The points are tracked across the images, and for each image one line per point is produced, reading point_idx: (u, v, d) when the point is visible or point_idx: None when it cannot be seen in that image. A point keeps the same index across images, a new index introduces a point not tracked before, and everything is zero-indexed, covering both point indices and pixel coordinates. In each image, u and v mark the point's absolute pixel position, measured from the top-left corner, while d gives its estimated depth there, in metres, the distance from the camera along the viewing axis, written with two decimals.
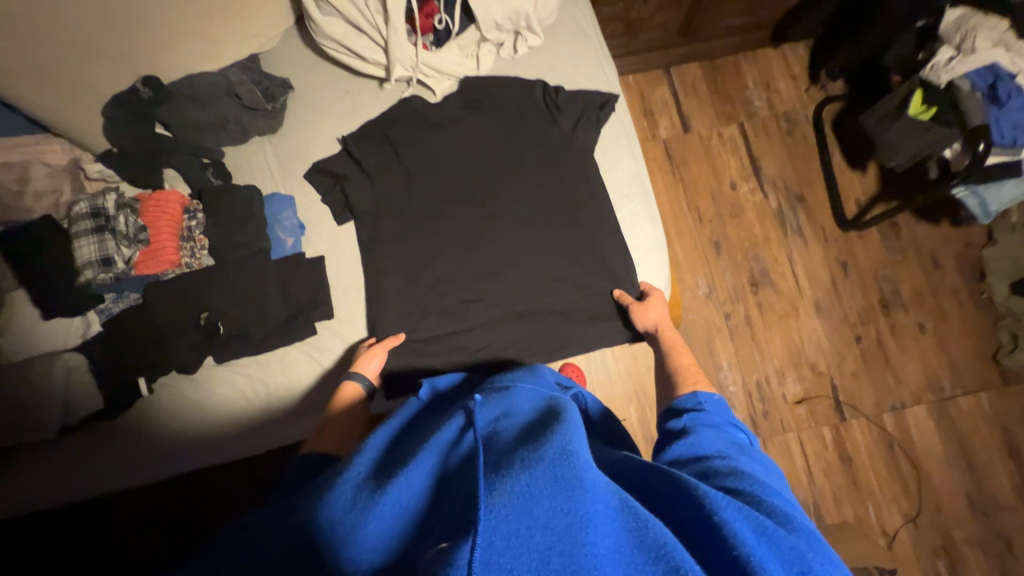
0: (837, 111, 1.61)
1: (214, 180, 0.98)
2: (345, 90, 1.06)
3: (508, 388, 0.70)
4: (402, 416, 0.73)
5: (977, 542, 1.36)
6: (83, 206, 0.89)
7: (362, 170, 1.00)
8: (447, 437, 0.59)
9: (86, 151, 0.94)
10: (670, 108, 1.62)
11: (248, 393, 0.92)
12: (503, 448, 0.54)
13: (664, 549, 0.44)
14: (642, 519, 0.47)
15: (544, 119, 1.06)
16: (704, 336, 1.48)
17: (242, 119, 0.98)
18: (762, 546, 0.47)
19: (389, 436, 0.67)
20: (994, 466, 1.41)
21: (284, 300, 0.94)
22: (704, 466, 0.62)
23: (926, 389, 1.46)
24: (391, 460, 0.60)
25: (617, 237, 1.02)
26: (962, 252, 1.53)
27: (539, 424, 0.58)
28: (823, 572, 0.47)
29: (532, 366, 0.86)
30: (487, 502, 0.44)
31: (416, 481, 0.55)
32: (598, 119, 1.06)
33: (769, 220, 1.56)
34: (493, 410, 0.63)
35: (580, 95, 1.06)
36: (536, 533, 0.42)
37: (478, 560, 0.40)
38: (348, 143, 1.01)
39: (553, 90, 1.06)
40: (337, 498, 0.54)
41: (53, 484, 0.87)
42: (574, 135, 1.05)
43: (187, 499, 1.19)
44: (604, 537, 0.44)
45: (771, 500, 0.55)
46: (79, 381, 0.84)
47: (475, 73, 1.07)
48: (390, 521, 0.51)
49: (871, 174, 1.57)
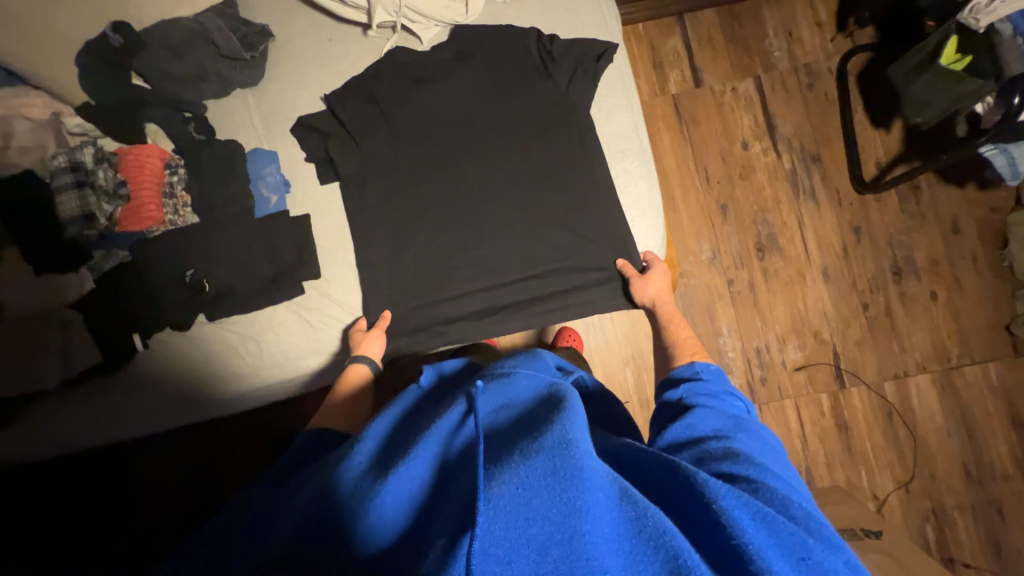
0: (864, 63, 1.49)
1: (196, 136, 0.96)
2: (328, 38, 1.02)
3: (508, 371, 0.71)
4: (401, 403, 0.76)
5: (968, 508, 1.37)
6: (61, 159, 0.87)
7: (346, 130, 0.97)
8: (449, 424, 0.61)
9: (66, 104, 0.92)
10: (682, 59, 1.51)
11: (239, 349, 0.94)
12: (503, 441, 0.56)
13: (662, 538, 0.46)
14: (641, 508, 0.48)
15: (538, 70, 1.00)
16: (705, 302, 1.45)
17: (221, 69, 0.94)
18: (763, 534, 0.47)
19: (390, 423, 0.70)
20: (994, 435, 1.39)
21: (270, 258, 0.94)
22: (702, 447, 0.61)
23: (932, 358, 1.43)
24: (396, 447, 0.63)
25: (612, 199, 0.98)
26: (986, 217, 1.45)
27: (539, 413, 0.60)
28: (824, 558, 0.46)
29: (532, 351, 0.85)
30: (486, 494, 0.47)
31: (419, 469, 0.57)
32: (595, 71, 0.99)
33: (781, 182, 1.48)
34: (494, 396, 0.65)
35: (577, 44, 0.99)
36: (535, 523, 0.45)
37: (479, 551, 0.43)
38: (331, 102, 0.97)
39: (548, 39, 0.99)
40: (347, 488, 0.58)
41: (58, 434, 0.92)
42: (569, 92, 0.99)
43: (183, 451, 1.20)
44: (602, 526, 0.46)
45: (772, 484, 0.55)
46: (75, 335, 0.88)
47: (463, 18, 1.01)
48: (396, 508, 0.54)
49: (895, 133, 1.47)
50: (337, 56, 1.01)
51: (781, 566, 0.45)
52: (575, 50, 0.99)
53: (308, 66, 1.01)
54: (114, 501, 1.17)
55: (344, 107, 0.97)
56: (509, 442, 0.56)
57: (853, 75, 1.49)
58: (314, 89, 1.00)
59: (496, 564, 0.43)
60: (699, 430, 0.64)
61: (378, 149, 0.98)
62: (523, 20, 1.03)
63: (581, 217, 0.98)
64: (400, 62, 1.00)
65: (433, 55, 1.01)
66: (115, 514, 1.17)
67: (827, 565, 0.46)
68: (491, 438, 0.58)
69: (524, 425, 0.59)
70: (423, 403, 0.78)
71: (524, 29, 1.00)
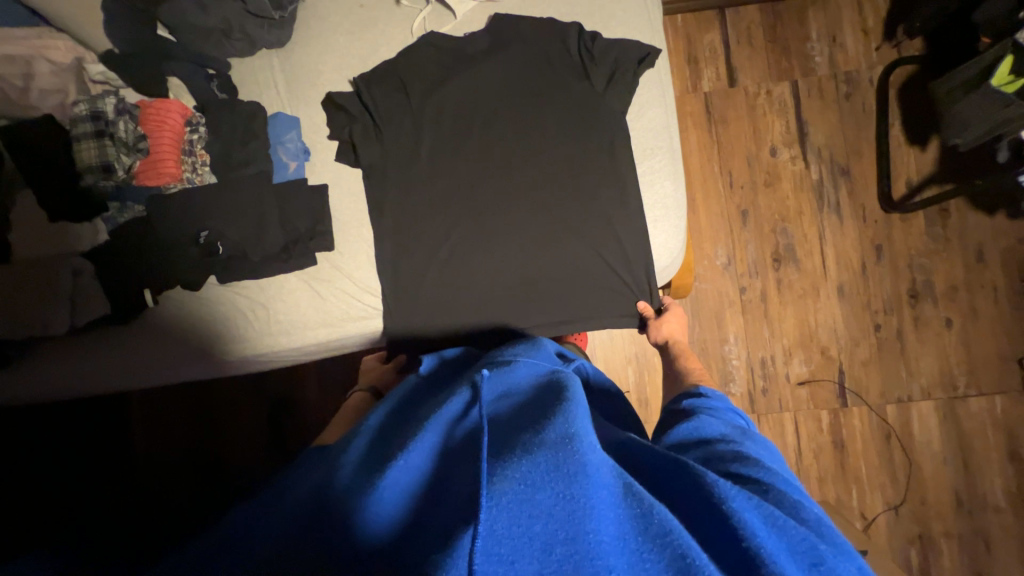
0: (907, 76, 1.43)
1: (220, 94, 0.95)
2: (359, 4, 0.99)
3: (510, 361, 0.75)
4: (399, 393, 0.79)
5: (955, 536, 1.37)
6: (82, 108, 0.87)
7: (371, 116, 0.96)
8: (450, 415, 0.64)
9: (88, 51, 0.90)
10: (718, 57, 1.46)
11: (248, 313, 0.94)
12: (505, 432, 0.57)
13: (669, 536, 0.45)
14: (646, 505, 0.47)
15: (575, 71, 0.97)
16: (715, 308, 1.43)
17: (247, 26, 0.91)
18: (773, 538, 0.46)
19: (386, 413, 0.73)
20: (991, 468, 1.39)
21: (282, 227, 0.93)
22: (712, 447, 0.61)
23: (938, 385, 1.41)
24: (394, 439, 0.64)
25: (637, 207, 0.96)
26: (1012, 247, 1.41)
27: (538, 404, 0.62)
28: (836, 565, 0.45)
29: (534, 338, 0.89)
30: (488, 489, 0.45)
31: (417, 459, 0.57)
32: (635, 76, 0.96)
33: (805, 192, 1.45)
34: (497, 386, 0.68)
35: (617, 45, 0.96)
36: (539, 521, 0.44)
37: (482, 550, 0.41)
38: (359, 83, 0.95)
39: (589, 38, 0.96)
40: (342, 484, 0.56)
41: (71, 380, 0.93)
42: (603, 96, 0.96)
43: (183, 408, 1.22)
44: (606, 524, 0.46)
45: (784, 487, 0.54)
46: (84, 284, 0.87)
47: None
48: (393, 496, 0.53)
49: (930, 153, 1.42)
50: (366, 24, 0.99)
51: (793, 571, 0.43)
52: (615, 53, 0.96)
53: (336, 32, 0.99)
54: (115, 449, 1.20)
55: (371, 88, 0.95)
56: (511, 434, 0.56)
57: (894, 88, 1.44)
58: (340, 57, 0.98)
59: (499, 564, 0.41)
60: (709, 433, 0.65)
61: (401, 128, 0.96)
62: (565, 13, 0.99)
63: (601, 224, 0.96)
64: (431, 38, 0.97)
65: (467, 42, 0.97)
66: (116, 462, 1.19)
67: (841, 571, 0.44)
68: (492, 428, 0.58)
69: (526, 418, 0.59)
70: (423, 392, 0.80)
71: (565, 23, 0.97)
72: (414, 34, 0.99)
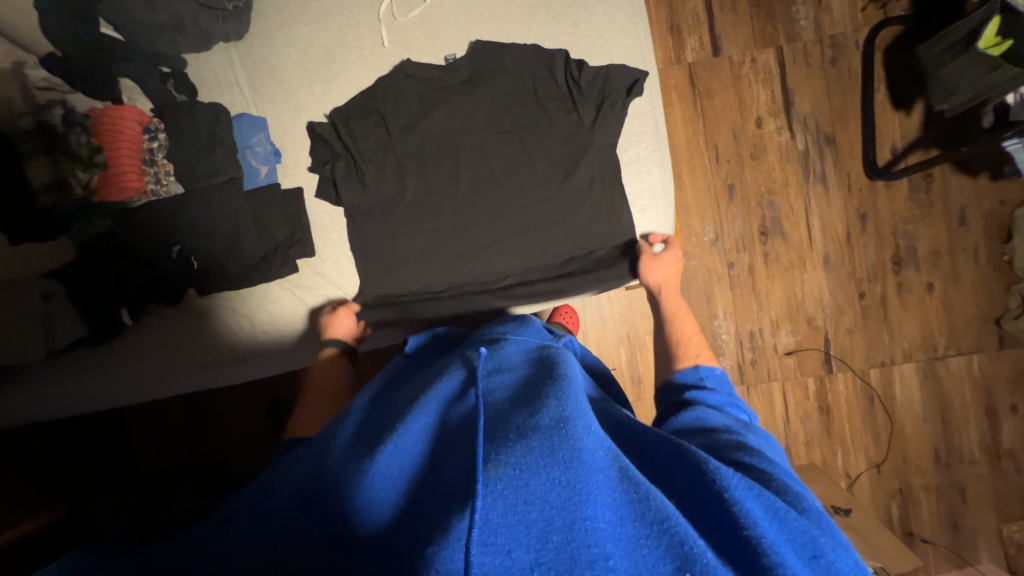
0: (893, 37, 1.40)
1: (177, 95, 0.94)
2: (326, 18, 0.99)
3: (499, 339, 0.73)
4: (386, 373, 0.78)
5: (933, 488, 1.44)
6: (26, 120, 0.81)
7: (352, 155, 0.94)
8: (445, 394, 0.62)
9: (28, 54, 0.84)
10: (701, 25, 1.41)
11: (233, 323, 0.96)
12: (498, 412, 0.56)
13: (666, 522, 0.42)
14: (642, 490, 0.45)
15: (563, 103, 0.96)
16: (704, 284, 1.44)
17: (201, 21, 0.89)
18: (774, 528, 0.43)
19: (373, 395, 0.71)
20: (968, 423, 1.45)
21: (259, 238, 0.94)
22: (714, 436, 0.58)
23: (920, 348, 1.45)
24: (384, 421, 0.61)
25: (630, 252, 0.99)
26: (993, 209, 1.43)
27: (528, 383, 0.61)
28: (836, 560, 0.42)
29: (520, 316, 0.85)
30: (484, 477, 0.44)
31: (410, 443, 0.55)
32: (624, 106, 0.95)
33: (791, 163, 1.43)
34: (487, 364, 0.66)
35: (604, 74, 0.95)
36: (534, 507, 0.42)
37: (478, 541, 0.39)
38: (336, 121, 0.94)
39: (575, 68, 0.95)
40: (334, 464, 0.55)
41: (63, 399, 0.92)
42: (593, 131, 0.96)
43: (173, 422, 1.20)
44: (603, 509, 0.43)
45: (785, 478, 0.50)
46: (56, 307, 0.85)
47: (473, 21, 1.00)
48: (391, 487, 0.50)
49: (915, 117, 1.41)
50: (330, 12, 0.99)
51: (795, 562, 0.41)
52: (601, 82, 0.95)
53: (295, 20, 0.98)
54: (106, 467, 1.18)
55: (349, 127, 0.94)
56: (507, 418, 0.54)
57: (880, 51, 1.41)
58: (303, 49, 0.98)
59: (495, 555, 0.38)
60: (712, 423, 0.62)
61: (378, 149, 0.95)
62: (549, 39, 0.99)
63: (577, 227, 0.97)
64: (414, 70, 0.96)
65: (449, 73, 0.96)
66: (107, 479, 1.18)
67: (838, 564, 0.42)
68: (488, 408, 0.57)
69: (521, 400, 0.57)
70: (410, 371, 0.79)
71: (551, 51, 0.96)
72: (386, 45, 0.99)
